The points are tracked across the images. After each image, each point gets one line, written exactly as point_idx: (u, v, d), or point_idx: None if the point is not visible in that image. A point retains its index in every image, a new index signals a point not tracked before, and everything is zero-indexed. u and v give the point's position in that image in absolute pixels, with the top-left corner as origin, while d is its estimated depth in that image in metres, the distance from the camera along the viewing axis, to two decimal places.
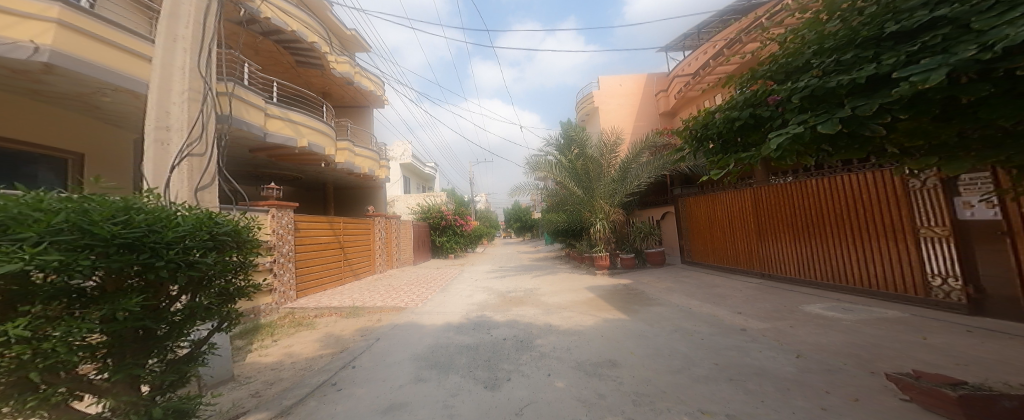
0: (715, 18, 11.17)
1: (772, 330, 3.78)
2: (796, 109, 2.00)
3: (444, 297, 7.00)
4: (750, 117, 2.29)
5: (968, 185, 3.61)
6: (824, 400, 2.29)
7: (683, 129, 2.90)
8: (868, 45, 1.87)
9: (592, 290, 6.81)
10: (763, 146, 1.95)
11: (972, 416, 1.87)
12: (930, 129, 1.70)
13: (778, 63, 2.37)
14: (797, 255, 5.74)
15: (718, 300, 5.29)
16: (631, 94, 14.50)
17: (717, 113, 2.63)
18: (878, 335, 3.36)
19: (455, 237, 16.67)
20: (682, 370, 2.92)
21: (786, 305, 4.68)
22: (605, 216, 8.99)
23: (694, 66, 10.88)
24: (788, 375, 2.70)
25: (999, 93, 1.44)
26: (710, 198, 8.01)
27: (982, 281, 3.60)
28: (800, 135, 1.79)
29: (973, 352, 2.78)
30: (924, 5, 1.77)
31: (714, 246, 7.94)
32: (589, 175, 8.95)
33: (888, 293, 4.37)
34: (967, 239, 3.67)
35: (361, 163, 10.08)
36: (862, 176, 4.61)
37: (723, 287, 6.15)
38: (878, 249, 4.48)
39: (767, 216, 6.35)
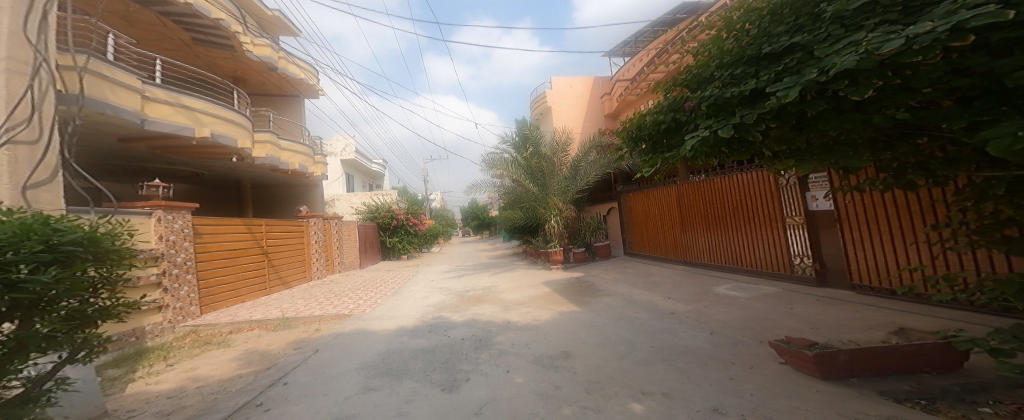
0: (649, 28, 12.18)
1: (693, 312, 4.25)
2: (703, 115, 2.24)
3: (396, 300, 6.65)
4: (671, 121, 2.53)
5: (815, 182, 4.43)
6: (731, 370, 2.64)
7: (620, 130, 3.12)
8: (752, 63, 2.20)
9: (547, 285, 7.00)
10: (680, 147, 2.15)
11: (823, 368, 2.31)
12: (791, 136, 2.04)
13: (691, 73, 2.64)
14: (709, 243, 6.55)
15: (653, 287, 5.82)
16: (581, 96, 15.19)
17: (646, 115, 2.86)
18: (762, 309, 3.98)
19: (405, 237, 15.88)
20: (627, 355, 3.14)
21: (702, 288, 5.31)
22: (558, 213, 9.29)
23: (632, 73, 11.80)
24: (706, 351, 3.06)
25: (831, 109, 1.78)
26: (644, 194, 8.72)
27: (826, 259, 4.44)
28: (706, 138, 2.01)
29: (822, 317, 3.44)
30: (788, 31, 2.12)
31: (648, 238, 8.69)
32: (542, 172, 9.21)
33: (770, 273, 5.19)
34: (814, 226, 4.52)
35: (290, 158, 9.08)
36: (749, 175, 5.45)
37: (658, 275, 6.76)
38: (763, 236, 5.30)
39: (686, 210, 7.16)
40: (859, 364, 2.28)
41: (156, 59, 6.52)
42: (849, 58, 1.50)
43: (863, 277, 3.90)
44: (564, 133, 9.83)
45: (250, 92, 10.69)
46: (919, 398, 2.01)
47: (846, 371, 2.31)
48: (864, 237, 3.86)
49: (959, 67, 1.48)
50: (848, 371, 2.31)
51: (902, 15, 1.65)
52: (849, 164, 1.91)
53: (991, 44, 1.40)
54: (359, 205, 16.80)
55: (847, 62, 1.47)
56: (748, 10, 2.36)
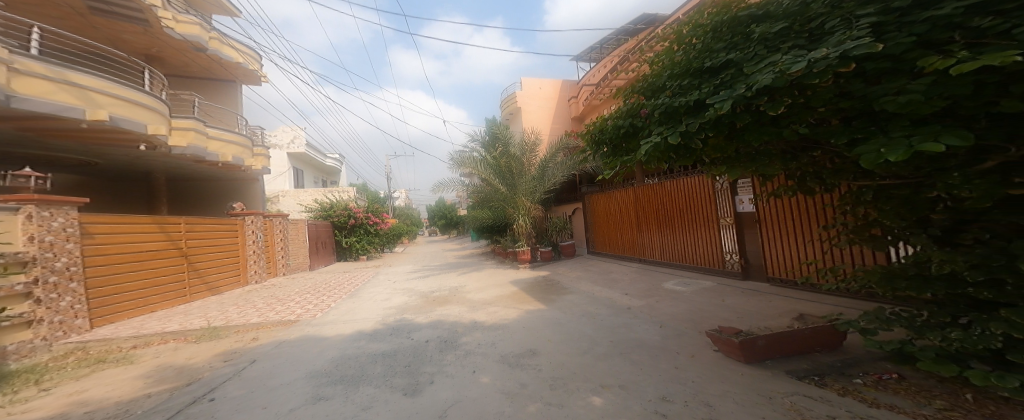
0: (613, 35, 12.71)
1: (646, 306, 4.56)
2: (656, 122, 2.43)
3: (354, 303, 6.36)
4: (628, 127, 2.71)
5: (744, 187, 4.99)
6: (677, 360, 2.89)
7: (583, 133, 3.28)
8: (696, 75, 2.42)
9: (514, 284, 7.06)
10: (636, 152, 2.33)
11: (746, 353, 2.62)
12: (724, 145, 2.30)
13: (646, 82, 2.85)
14: (659, 242, 7.06)
15: (612, 284, 6.13)
16: (549, 98, 15.47)
17: (607, 120, 3.04)
18: (702, 301, 4.38)
19: (365, 237, 15.12)
20: (588, 351, 3.29)
21: (654, 284, 5.70)
22: (526, 213, 9.33)
23: (598, 78, 12.28)
24: (657, 343, 3.31)
25: (755, 122, 2.04)
26: (606, 195, 9.12)
27: (750, 256, 5.03)
28: (658, 144, 2.20)
29: (744, 306, 3.88)
30: (726, 48, 2.37)
31: (608, 237, 9.14)
32: (511, 172, 9.23)
33: (707, 268, 5.74)
34: (742, 226, 5.11)
35: (222, 150, 8.37)
36: (690, 180, 6.02)
37: (617, 272, 7.11)
38: (702, 235, 5.85)
39: (640, 212, 7.65)
40: (773, 347, 2.62)
41: (34, 27, 5.43)
42: (769, 77, 1.73)
43: (776, 271, 4.50)
44: (534, 135, 9.99)
45: (166, 73, 9.52)
46: (815, 375, 2.39)
47: (763, 354, 2.64)
48: (775, 237, 4.46)
49: (844, 91, 1.78)
50: (765, 354, 2.64)
51: (808, 41, 1.96)
52: (764, 172, 2.22)
53: (868, 73, 1.71)
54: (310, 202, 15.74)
55: (766, 80, 1.70)
56: (695, 26, 2.59)
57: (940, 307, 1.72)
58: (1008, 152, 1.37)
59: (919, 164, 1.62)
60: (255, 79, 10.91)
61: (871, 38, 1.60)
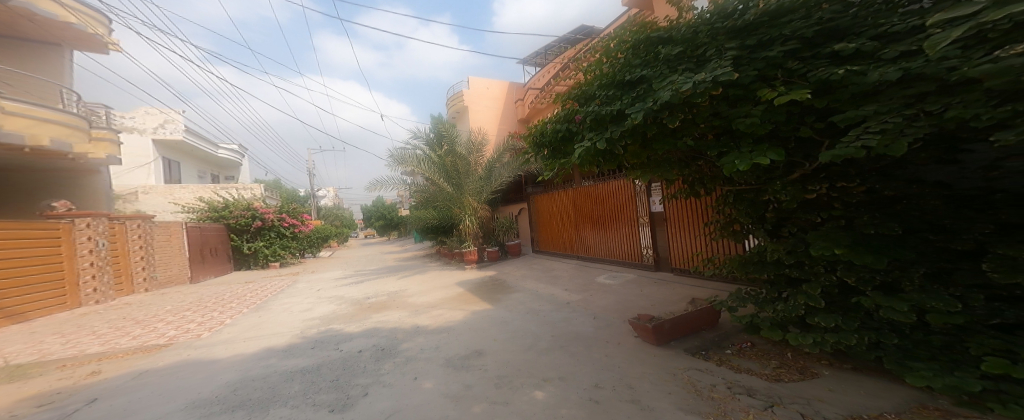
0: (557, 42, 13.31)
1: (582, 300, 4.92)
2: (587, 128, 2.68)
3: (271, 316, 5.75)
4: (564, 132, 2.94)
5: (655, 190, 5.74)
6: (607, 348, 3.21)
7: (524, 137, 3.45)
8: (620, 86, 2.71)
9: (460, 285, 6.99)
10: (572, 154, 2.56)
11: (657, 337, 3.08)
12: (640, 151, 2.65)
13: (579, 89, 3.10)
14: (591, 239, 7.67)
15: (554, 281, 6.46)
16: (496, 99, 15.57)
17: (542, 124, 3.23)
18: (627, 292, 4.89)
19: (279, 242, 13.40)
20: (532, 346, 3.46)
21: (589, 279, 6.16)
22: (472, 213, 9.26)
23: (543, 83, 12.80)
24: (592, 334, 3.63)
25: (662, 134, 2.42)
26: (546, 195, 9.54)
27: (660, 249, 5.80)
28: (589, 148, 2.44)
29: (659, 296, 4.48)
30: (641, 65, 2.69)
31: (549, 236, 9.61)
32: (456, 170, 9.10)
33: (629, 262, 6.44)
34: (655, 224, 5.86)
35: (37, 129, 6.80)
36: (615, 182, 6.69)
37: (557, 269, 7.51)
38: (625, 232, 6.55)
39: (575, 212, 8.24)
40: (675, 329, 3.15)
41: None
42: (670, 94, 2.06)
43: (681, 262, 5.29)
44: (480, 134, 10.02)
45: None
46: (702, 350, 2.96)
47: (668, 335, 3.13)
48: (679, 232, 5.26)
49: (716, 112, 2.21)
50: (670, 336, 3.14)
51: (695, 66, 2.36)
52: (665, 176, 2.67)
53: (731, 96, 2.16)
54: (191, 200, 13.34)
55: (664, 96, 2.02)
56: (621, 41, 2.89)
57: (773, 286, 2.28)
58: (805, 167, 2.05)
59: (759, 174, 2.23)
60: (87, 44, 9.17)
61: (731, 69, 2.00)
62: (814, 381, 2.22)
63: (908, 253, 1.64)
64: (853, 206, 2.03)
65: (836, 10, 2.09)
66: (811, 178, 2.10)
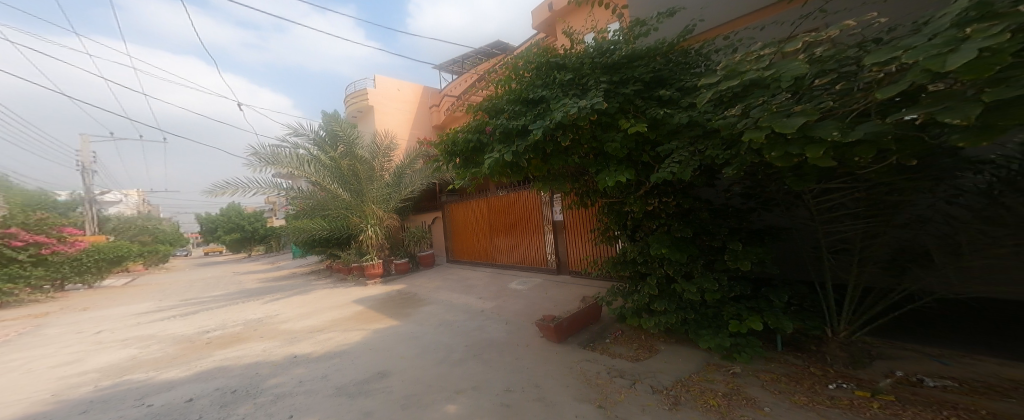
0: (473, 53, 13.66)
1: (496, 307, 5.08)
2: (497, 140, 2.84)
3: (48, 369, 4.23)
4: (474, 143, 3.05)
5: (558, 201, 6.37)
6: (518, 351, 3.41)
7: (436, 145, 3.44)
8: (525, 103, 2.98)
9: (361, 303, 6.43)
10: (482, 165, 2.69)
11: (556, 335, 3.43)
12: (542, 166, 2.97)
13: (489, 102, 3.24)
14: (503, 248, 7.97)
15: (468, 290, 6.49)
16: (408, 102, 14.99)
17: (450, 132, 3.30)
18: (538, 296, 5.25)
19: (10, 270, 8.67)
20: (444, 359, 3.44)
21: (503, 285, 6.39)
22: (377, 223, 8.88)
23: (459, 91, 12.94)
24: (505, 339, 3.80)
25: (556, 151, 2.77)
26: (459, 205, 9.50)
27: (562, 254, 6.45)
28: (497, 159, 2.62)
29: (564, 297, 4.95)
30: (542, 86, 3.00)
31: (462, 246, 9.59)
32: (357, 175, 8.34)
33: (537, 267, 6.96)
34: (557, 231, 6.49)
35: None
36: (524, 193, 7.15)
37: (472, 278, 7.58)
38: (533, 240, 7.04)
39: (487, 221, 8.47)
40: (571, 325, 3.55)
41: None
42: (561, 117, 2.39)
43: (578, 266, 6.00)
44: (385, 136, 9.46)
45: None
46: (590, 342, 3.45)
47: (566, 332, 3.50)
48: (577, 239, 5.99)
49: (593, 136, 2.66)
50: (567, 332, 3.52)
51: (579, 93, 2.78)
52: (561, 189, 3.09)
53: (602, 122, 2.61)
54: None
55: (557, 116, 2.32)
56: (527, 62, 3.18)
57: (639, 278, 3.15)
58: (638, 189, 2.92)
59: (622, 190, 2.93)
60: None
61: (601, 100, 2.41)
62: (654, 354, 3.03)
63: (695, 250, 2.71)
64: (671, 216, 2.98)
65: (662, 64, 2.91)
66: (647, 196, 2.94)
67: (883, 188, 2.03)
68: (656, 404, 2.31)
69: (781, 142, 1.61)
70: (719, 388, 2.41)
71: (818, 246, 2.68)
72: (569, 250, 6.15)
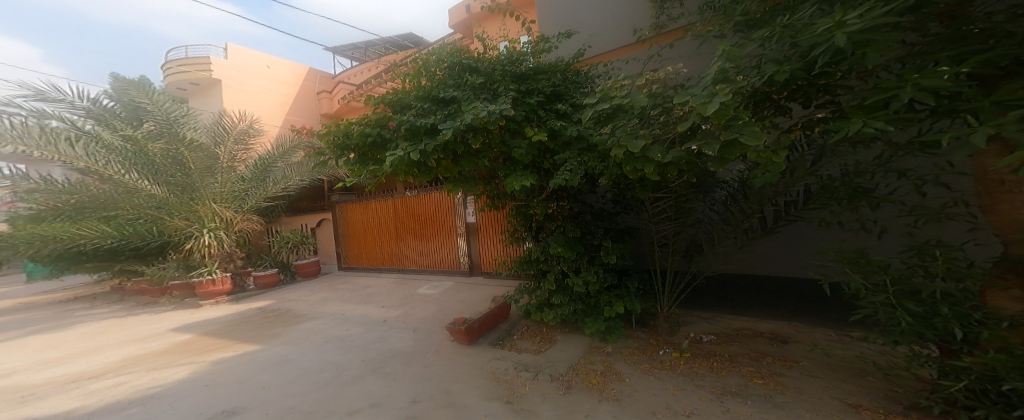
0: (380, 42, 12.81)
1: (402, 315, 4.82)
2: (403, 137, 2.71)
3: None
4: (375, 137, 2.81)
5: (470, 203, 6.43)
6: (425, 360, 3.30)
7: (329, 136, 3.05)
8: (435, 101, 2.91)
9: (201, 329, 5.26)
10: (384, 163, 2.52)
11: (468, 337, 3.44)
12: (450, 167, 2.95)
13: (395, 96, 3.06)
14: (412, 251, 7.60)
15: (367, 300, 5.99)
16: (285, 82, 12.14)
17: (352, 124, 2.97)
18: (448, 300, 5.18)
19: None
20: (332, 380, 3.10)
21: (410, 291, 6.11)
22: (225, 227, 7.51)
23: (360, 79, 11.99)
24: (410, 348, 3.63)
25: (466, 153, 2.80)
26: (359, 206, 8.58)
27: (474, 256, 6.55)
28: (402, 158, 2.49)
29: (475, 299, 5.01)
30: (454, 87, 2.99)
31: (362, 251, 8.71)
32: (182, 165, 6.76)
33: (449, 270, 6.91)
34: (469, 233, 6.55)
35: None
36: (436, 194, 6.94)
37: (373, 286, 7.02)
38: (445, 242, 6.94)
39: (394, 223, 7.91)
40: (483, 326, 3.62)
41: None
42: (470, 120, 2.40)
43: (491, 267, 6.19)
44: (244, 115, 7.67)
45: None
46: (499, 340, 3.57)
47: (477, 333, 3.55)
48: (490, 240, 6.16)
49: (501, 142, 2.79)
50: (478, 334, 3.57)
51: (489, 97, 2.86)
52: (470, 191, 3.14)
53: (510, 128, 2.76)
54: None
55: (468, 119, 2.33)
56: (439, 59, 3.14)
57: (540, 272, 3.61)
58: (538, 195, 3.24)
59: (528, 194, 3.19)
60: None
61: (509, 107, 2.53)
62: (552, 344, 3.40)
63: (581, 248, 3.23)
64: (568, 218, 3.39)
65: (561, 80, 3.22)
66: (547, 201, 3.27)
67: (684, 197, 2.86)
68: (554, 391, 2.59)
69: (635, 158, 2.09)
70: (598, 367, 2.90)
71: (654, 241, 3.50)
72: (482, 252, 6.30)
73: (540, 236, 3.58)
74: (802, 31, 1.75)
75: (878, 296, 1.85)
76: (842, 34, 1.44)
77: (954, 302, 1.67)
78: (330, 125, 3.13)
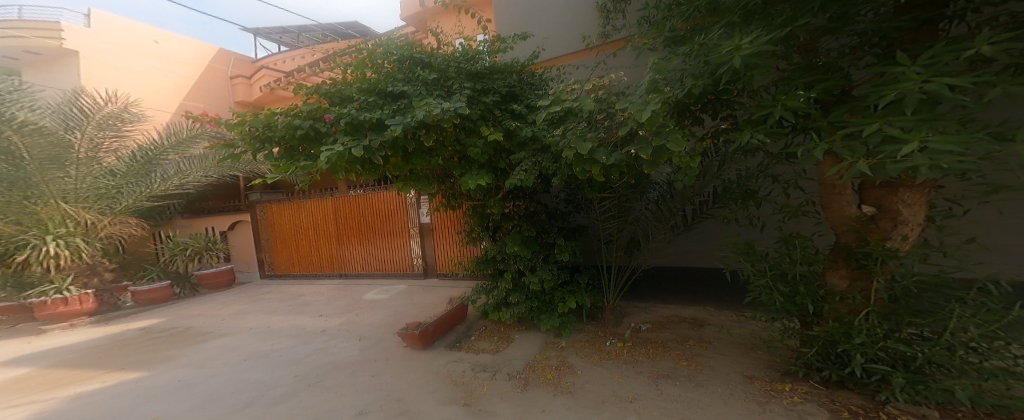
0: (318, 28, 11.79)
1: (345, 323, 4.51)
2: (342, 131, 2.48)
3: None
4: (309, 129, 2.53)
5: (423, 203, 6.24)
6: (371, 369, 3.12)
7: (245, 127, 2.68)
8: (383, 95, 2.74)
9: (60, 359, 4.36)
10: (318, 159, 2.26)
11: (422, 342, 3.33)
12: (400, 164, 2.80)
13: (333, 87, 2.81)
14: (358, 255, 7.11)
15: (302, 309, 5.50)
16: (182, 62, 10.11)
17: (279, 115, 2.68)
18: (397, 305, 4.97)
19: None
20: (257, 400, 2.79)
21: (355, 297, 5.75)
22: (82, 233, 6.42)
23: (290, 65, 10.89)
24: (354, 358, 3.41)
25: (417, 150, 2.68)
26: (291, 206, 7.67)
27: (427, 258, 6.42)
28: (341, 153, 2.26)
29: (428, 302, 4.90)
30: (403, 81, 2.84)
31: (297, 257, 7.89)
32: (7, 152, 5.53)
33: (400, 273, 6.65)
34: (422, 234, 6.37)
35: None
36: (385, 193, 6.56)
37: (308, 295, 6.45)
38: (396, 244, 6.63)
39: (335, 225, 7.27)
40: (439, 329, 3.53)
41: None
42: (423, 115, 2.29)
43: (445, 268, 6.12)
44: (116, 95, 6.39)
45: None
46: (456, 342, 3.50)
47: (433, 337, 3.44)
48: (444, 241, 6.06)
49: (455, 140, 2.72)
50: (434, 337, 3.47)
51: (443, 94, 2.78)
52: (422, 190, 3.00)
53: (465, 126, 2.71)
54: None
55: (419, 114, 2.23)
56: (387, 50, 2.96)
57: (493, 272, 3.60)
58: (493, 195, 3.23)
59: (484, 193, 3.16)
60: None
61: (463, 105, 2.47)
62: (508, 342, 3.42)
63: (535, 246, 3.30)
64: (523, 217, 3.43)
65: (515, 80, 3.24)
66: (502, 201, 3.27)
67: (625, 198, 3.10)
68: (512, 389, 2.60)
69: (584, 160, 2.19)
70: (552, 362, 2.98)
71: (598, 238, 3.72)
72: (435, 253, 6.19)
73: (494, 237, 3.58)
74: (711, 50, 2.05)
75: (761, 281, 2.31)
76: (740, 57, 1.72)
77: (814, 293, 2.18)
78: (250, 114, 2.74)
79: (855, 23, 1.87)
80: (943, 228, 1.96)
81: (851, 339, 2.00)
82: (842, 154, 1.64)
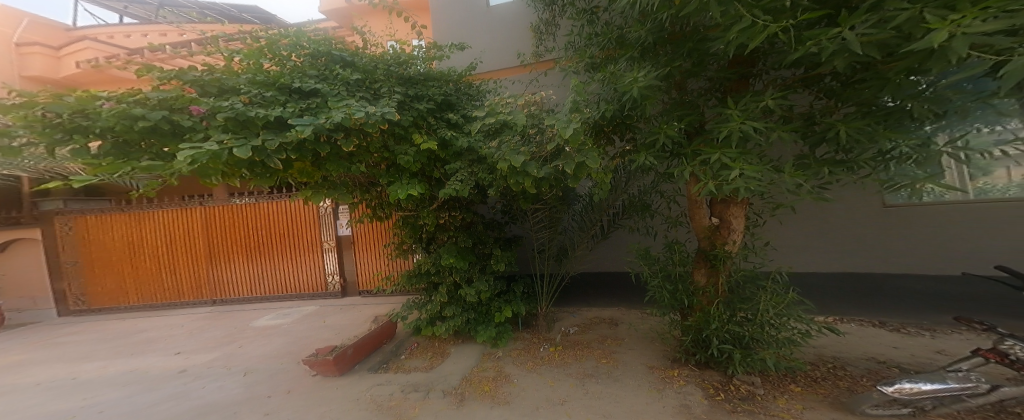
0: None
1: (220, 359, 3.76)
2: (218, 128, 1.89)
3: None
4: (163, 122, 1.76)
5: (343, 213, 5.66)
6: (265, 407, 2.62)
7: (37, 111, 1.59)
8: (284, 91, 2.27)
9: None
10: (173, 160, 1.64)
11: (339, 366, 2.92)
12: (310, 170, 2.36)
13: (212, 74, 2.14)
14: (249, 275, 6.01)
15: (149, 348, 4.39)
16: None
17: (106, 100, 1.75)
18: (301, 329, 4.35)
19: None
20: None
21: (238, 327, 4.86)
22: None
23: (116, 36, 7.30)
24: (234, 398, 2.83)
25: (337, 155, 2.34)
26: (147, 218, 6.09)
27: (347, 274, 5.79)
28: (217, 154, 1.71)
29: (344, 322, 4.44)
30: (314, 77, 2.46)
31: (154, 281, 6.26)
32: None
33: (309, 293, 5.88)
34: (342, 248, 5.76)
35: None
36: (289, 202, 5.73)
37: (156, 330, 5.17)
38: (304, 261, 5.83)
39: (215, 241, 6.00)
40: (360, 351, 3.15)
41: None
42: (346, 119, 2.00)
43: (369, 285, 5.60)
44: None
45: None
46: (382, 363, 3.18)
47: (352, 361, 3.06)
48: (368, 254, 5.56)
49: (377, 148, 2.46)
50: (354, 360, 3.08)
51: (369, 97, 2.53)
52: (342, 200, 2.62)
53: (395, 133, 2.51)
54: None
55: (338, 116, 1.92)
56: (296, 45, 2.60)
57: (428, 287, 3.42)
58: (426, 206, 3.03)
59: (417, 203, 2.95)
60: None
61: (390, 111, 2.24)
62: (442, 357, 3.22)
63: (472, 257, 3.22)
64: (461, 227, 3.33)
65: (451, 90, 3.15)
66: (433, 211, 3.08)
67: (552, 210, 3.22)
68: (447, 406, 2.45)
69: (512, 172, 2.20)
70: (489, 373, 2.88)
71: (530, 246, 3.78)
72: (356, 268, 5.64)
73: (427, 251, 3.38)
74: (617, 80, 2.28)
75: (654, 281, 2.62)
76: (637, 88, 2.02)
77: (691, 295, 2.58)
78: (45, 94, 1.66)
79: (705, 70, 2.42)
80: (755, 235, 2.68)
81: (710, 325, 2.46)
82: (698, 176, 2.07)
